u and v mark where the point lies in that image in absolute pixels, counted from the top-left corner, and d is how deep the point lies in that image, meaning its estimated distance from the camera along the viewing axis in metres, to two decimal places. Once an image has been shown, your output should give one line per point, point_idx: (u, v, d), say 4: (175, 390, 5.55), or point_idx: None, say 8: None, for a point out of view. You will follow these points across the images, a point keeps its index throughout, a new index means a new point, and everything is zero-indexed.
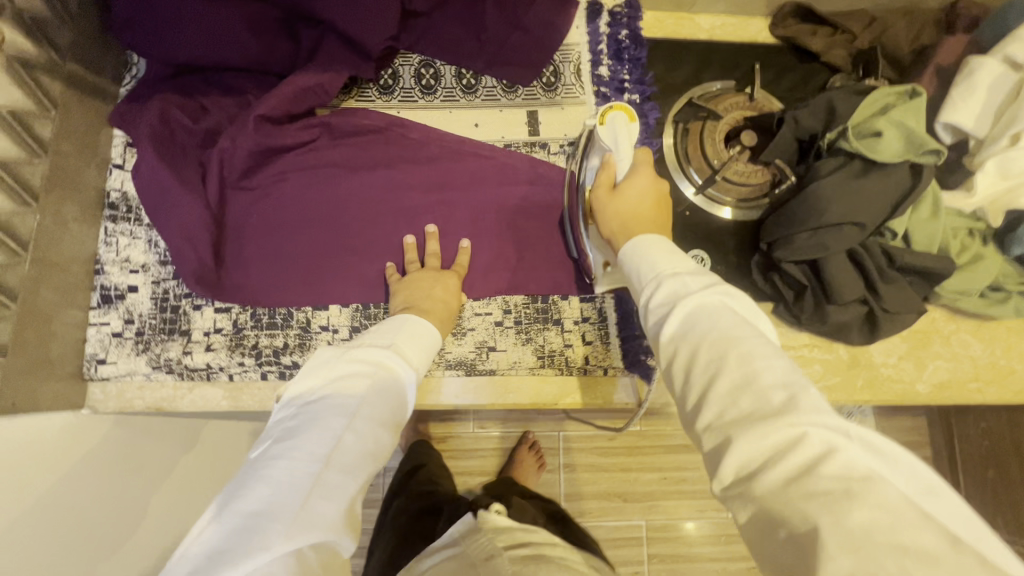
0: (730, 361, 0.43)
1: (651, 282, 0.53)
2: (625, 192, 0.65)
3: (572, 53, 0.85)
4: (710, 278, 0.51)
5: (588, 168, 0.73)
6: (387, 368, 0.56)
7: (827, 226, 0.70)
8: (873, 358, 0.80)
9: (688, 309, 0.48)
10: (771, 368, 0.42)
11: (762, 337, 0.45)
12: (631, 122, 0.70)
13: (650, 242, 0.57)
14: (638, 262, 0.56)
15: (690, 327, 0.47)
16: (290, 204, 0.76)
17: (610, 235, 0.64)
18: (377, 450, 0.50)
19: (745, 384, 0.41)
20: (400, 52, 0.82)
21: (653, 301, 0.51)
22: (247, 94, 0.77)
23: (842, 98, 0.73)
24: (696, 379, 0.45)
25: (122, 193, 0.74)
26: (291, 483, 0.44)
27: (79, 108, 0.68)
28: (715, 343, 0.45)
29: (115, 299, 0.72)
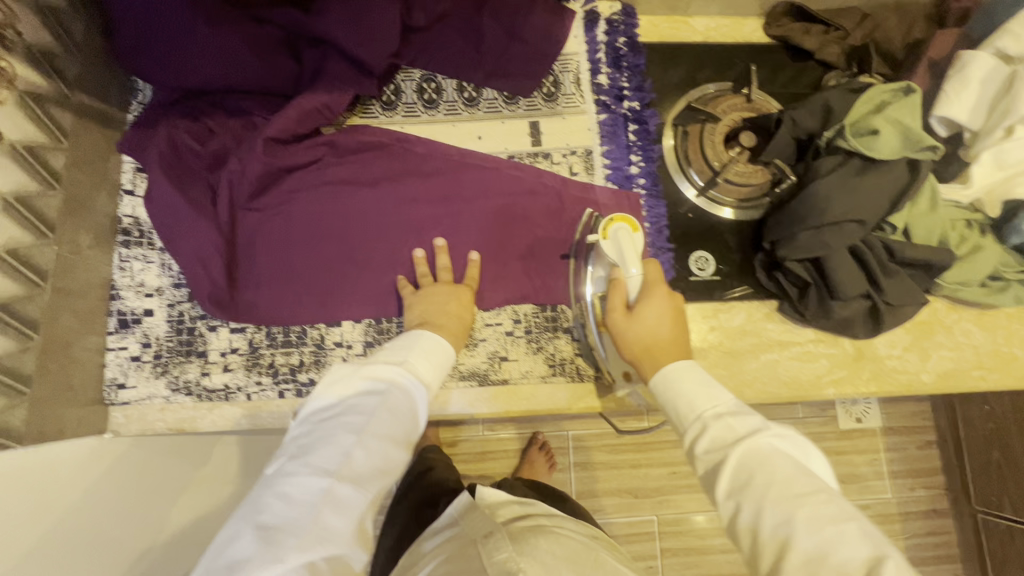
0: (798, 524, 0.45)
1: (696, 425, 0.55)
2: (643, 316, 0.65)
3: (571, 62, 0.86)
4: (756, 420, 0.53)
5: (593, 278, 0.72)
6: (400, 384, 0.58)
7: (828, 224, 0.71)
8: (877, 350, 0.81)
9: (740, 460, 0.50)
10: (841, 534, 0.44)
11: (821, 487, 0.48)
12: (634, 233, 0.69)
13: (679, 368, 0.60)
14: (676, 398, 0.58)
15: (749, 482, 0.49)
16: (299, 222, 0.77)
17: (633, 360, 0.65)
18: (386, 467, 0.53)
19: (819, 554, 0.43)
20: (402, 68, 0.83)
21: (698, 451, 0.53)
22: (253, 116, 0.77)
23: (838, 97, 0.75)
24: (764, 536, 0.46)
25: (134, 219, 0.75)
26: (304, 500, 0.48)
27: (89, 137, 0.69)
28: (778, 507, 0.46)
29: (132, 323, 0.73)
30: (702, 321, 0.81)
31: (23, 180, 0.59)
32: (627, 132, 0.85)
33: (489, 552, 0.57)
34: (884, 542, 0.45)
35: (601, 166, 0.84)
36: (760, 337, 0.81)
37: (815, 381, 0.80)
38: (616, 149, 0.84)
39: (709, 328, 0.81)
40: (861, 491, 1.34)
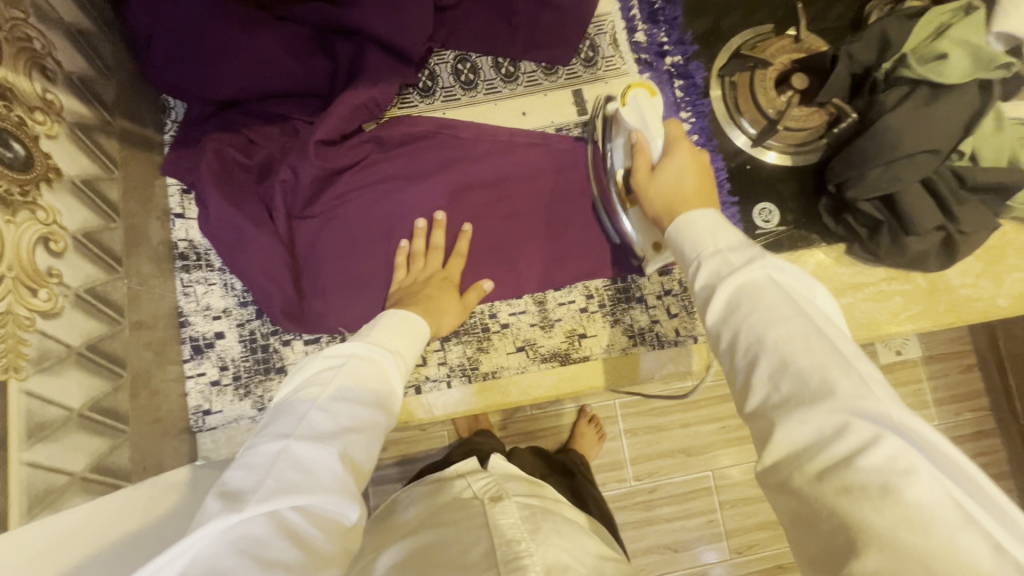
0: (770, 345, 0.39)
1: (692, 260, 0.47)
2: (664, 171, 0.59)
3: (606, 23, 0.83)
4: (755, 249, 0.45)
5: (615, 153, 0.69)
6: (363, 353, 0.53)
7: (900, 158, 0.69)
8: (950, 281, 0.80)
9: (740, 286, 0.43)
10: (808, 351, 0.38)
11: (817, 323, 0.40)
12: (653, 96, 0.65)
13: (693, 220, 0.50)
14: (682, 240, 0.50)
15: (735, 307, 0.42)
16: (356, 224, 0.75)
17: (657, 218, 0.59)
18: (357, 424, 0.47)
19: (783, 369, 0.38)
20: (435, 51, 0.80)
21: (696, 283, 0.46)
22: (293, 120, 0.74)
23: (896, 25, 0.72)
24: (741, 361, 0.41)
25: (189, 242, 0.73)
26: (261, 463, 0.41)
27: (135, 164, 0.67)
28: (755, 326, 0.40)
29: (205, 348, 0.71)
30: None
31: (88, 215, 0.57)
32: (673, 88, 0.83)
33: (494, 514, 0.57)
34: (868, 369, 0.37)
35: None
36: (832, 283, 0.80)
37: (891, 319, 0.79)
38: (664, 108, 0.83)
39: None
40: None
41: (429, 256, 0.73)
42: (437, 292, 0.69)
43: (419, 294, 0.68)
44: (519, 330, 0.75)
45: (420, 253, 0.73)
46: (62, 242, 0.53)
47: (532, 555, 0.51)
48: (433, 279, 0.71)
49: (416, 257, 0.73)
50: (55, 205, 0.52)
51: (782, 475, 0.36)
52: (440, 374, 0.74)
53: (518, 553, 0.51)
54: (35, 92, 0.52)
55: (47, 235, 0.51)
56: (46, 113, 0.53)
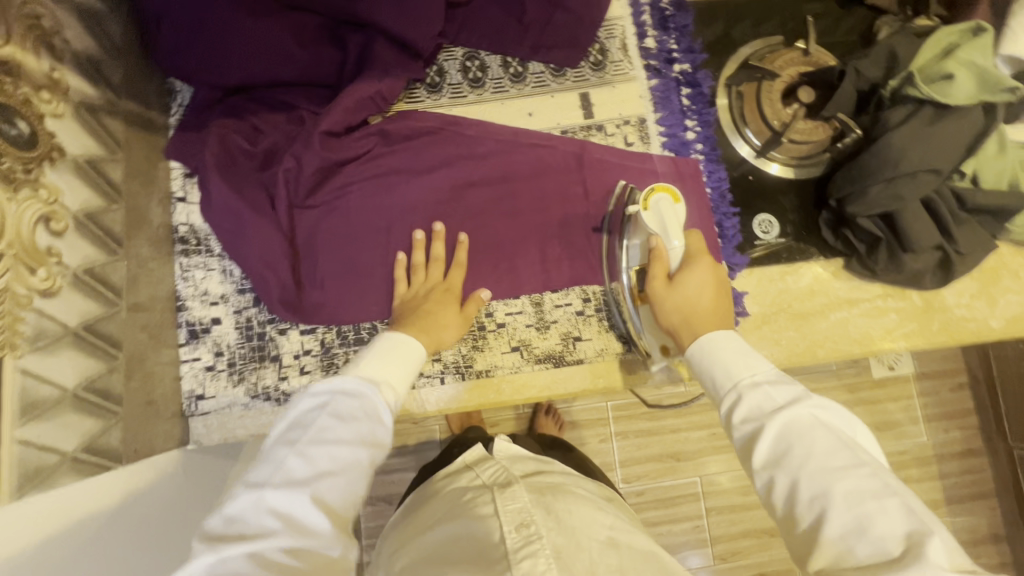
0: (830, 497, 0.44)
1: (730, 392, 0.53)
2: (684, 286, 0.63)
3: (616, 27, 0.83)
4: (797, 390, 0.50)
5: (631, 252, 0.72)
6: (347, 389, 0.54)
7: (901, 176, 0.70)
8: (945, 300, 0.81)
9: (782, 430, 0.48)
10: (883, 510, 0.43)
11: (860, 464, 0.45)
12: (676, 203, 0.67)
13: (718, 341, 0.57)
14: (712, 369, 0.56)
15: (784, 457, 0.47)
16: (357, 217, 0.75)
17: (671, 329, 0.64)
18: (335, 466, 0.49)
19: (858, 531, 0.42)
20: (445, 47, 0.80)
21: (735, 419, 0.51)
22: (299, 109, 0.74)
23: (904, 44, 0.73)
24: (798, 502, 0.46)
25: (190, 227, 0.73)
26: (242, 512, 0.45)
27: (138, 146, 0.67)
28: (816, 477, 0.45)
29: (201, 333, 0.71)
30: (770, 284, 0.80)
31: (89, 195, 0.57)
32: (680, 96, 0.83)
33: (502, 500, 0.58)
34: (930, 516, 0.42)
35: (656, 134, 0.82)
36: (829, 297, 0.80)
37: (885, 336, 0.80)
38: (670, 115, 0.82)
39: (779, 291, 0.80)
40: (897, 438, 1.31)
41: (430, 268, 0.73)
42: (438, 307, 0.69)
43: (422, 310, 0.69)
44: (515, 329, 0.75)
45: (422, 262, 0.73)
46: (64, 222, 0.53)
47: (542, 539, 0.52)
48: (436, 290, 0.71)
49: (417, 269, 0.73)
50: (57, 184, 0.52)
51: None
52: (434, 370, 0.74)
53: (529, 537, 0.52)
54: (42, 70, 0.52)
55: (48, 215, 0.50)
56: (53, 92, 0.53)
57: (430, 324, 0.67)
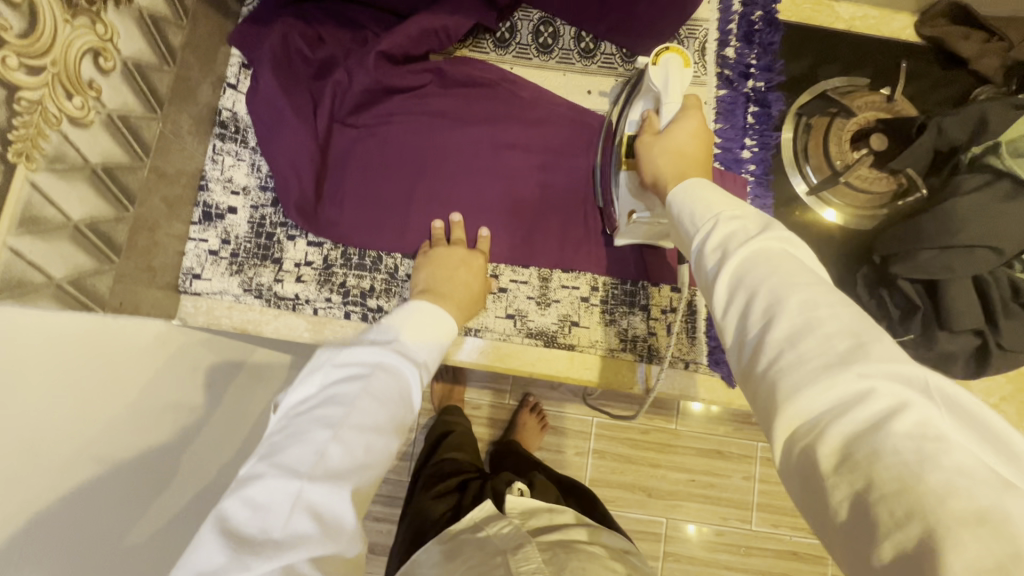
0: (790, 309, 0.35)
1: (704, 224, 0.44)
2: (675, 132, 0.59)
3: (698, 29, 0.81)
4: (768, 219, 0.42)
5: (631, 117, 0.68)
6: (384, 369, 0.52)
7: (957, 247, 0.65)
8: (971, 394, 0.75)
9: (749, 257, 0.39)
10: (836, 318, 0.34)
11: (815, 279, 0.38)
12: (685, 68, 0.63)
13: (697, 186, 0.49)
14: (689, 205, 0.47)
15: (747, 276, 0.39)
16: (392, 147, 0.74)
17: (655, 176, 0.57)
18: (372, 460, 0.47)
19: (807, 331, 0.34)
20: (521, 5, 0.79)
21: (709, 245, 0.42)
22: (365, 29, 0.75)
23: (999, 110, 0.66)
24: (752, 320, 0.37)
25: (233, 114, 0.74)
26: (270, 506, 0.41)
27: (205, 22, 0.68)
28: (774, 288, 0.37)
29: (215, 218, 0.72)
30: None
31: (143, 48, 0.58)
32: (746, 112, 0.80)
33: (518, 562, 0.54)
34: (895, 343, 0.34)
35: (710, 145, 0.79)
36: None
37: None
38: (730, 129, 0.79)
39: None
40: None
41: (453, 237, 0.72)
42: (471, 279, 0.68)
43: (454, 281, 0.67)
44: (515, 298, 0.74)
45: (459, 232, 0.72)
46: (112, 62, 0.54)
47: None
48: (471, 262, 0.69)
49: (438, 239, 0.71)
50: (115, 25, 0.54)
51: (798, 454, 0.32)
52: None
53: None
54: None
55: (98, 49, 0.52)
56: None
57: (463, 288, 0.67)
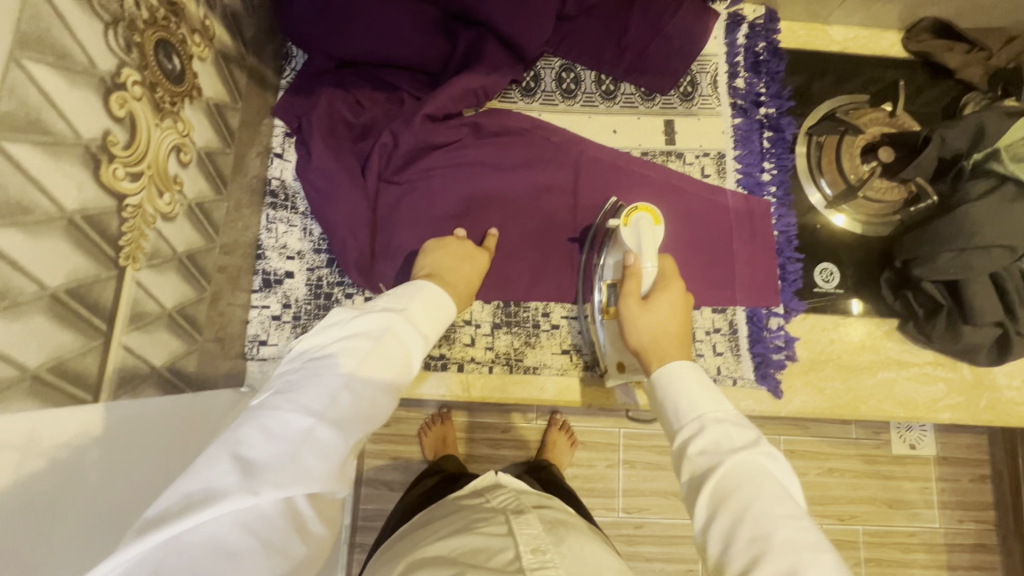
0: (772, 543, 0.41)
1: (691, 422, 0.50)
2: (657, 308, 0.63)
3: (709, 63, 0.86)
4: (753, 434, 0.48)
5: (607, 265, 0.71)
6: (396, 331, 0.50)
7: (975, 248, 0.70)
8: (996, 379, 0.80)
9: (730, 472, 0.45)
10: (812, 563, 0.39)
11: (789, 498, 0.44)
12: (656, 225, 0.69)
13: (683, 371, 0.54)
14: (675, 397, 0.52)
15: (729, 493, 0.44)
16: (435, 198, 0.77)
17: (638, 350, 0.62)
18: (373, 413, 0.46)
19: (789, 572, 0.39)
20: (543, 56, 0.84)
21: (690, 451, 0.48)
22: (400, 90, 0.79)
23: (995, 119, 0.71)
24: (735, 545, 0.42)
25: (282, 182, 0.77)
26: (281, 438, 0.40)
27: (253, 100, 0.72)
28: (759, 513, 0.42)
29: (274, 284, 0.75)
30: (822, 333, 0.81)
31: (211, 136, 0.61)
32: (761, 138, 0.85)
33: (519, 524, 0.55)
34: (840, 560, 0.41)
35: (733, 171, 0.84)
36: (879, 355, 0.81)
37: (929, 405, 0.79)
38: (748, 155, 0.84)
39: (828, 340, 0.81)
40: (907, 519, 1.13)
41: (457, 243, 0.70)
42: (474, 273, 0.68)
43: (457, 272, 0.66)
44: (568, 333, 0.77)
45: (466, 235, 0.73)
46: (189, 155, 0.57)
47: (557, 567, 0.48)
48: (476, 259, 0.69)
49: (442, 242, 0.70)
50: (191, 120, 0.56)
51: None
52: (485, 357, 0.76)
53: (545, 562, 0.48)
54: (198, 16, 0.57)
55: (179, 146, 0.54)
56: (202, 38, 0.58)
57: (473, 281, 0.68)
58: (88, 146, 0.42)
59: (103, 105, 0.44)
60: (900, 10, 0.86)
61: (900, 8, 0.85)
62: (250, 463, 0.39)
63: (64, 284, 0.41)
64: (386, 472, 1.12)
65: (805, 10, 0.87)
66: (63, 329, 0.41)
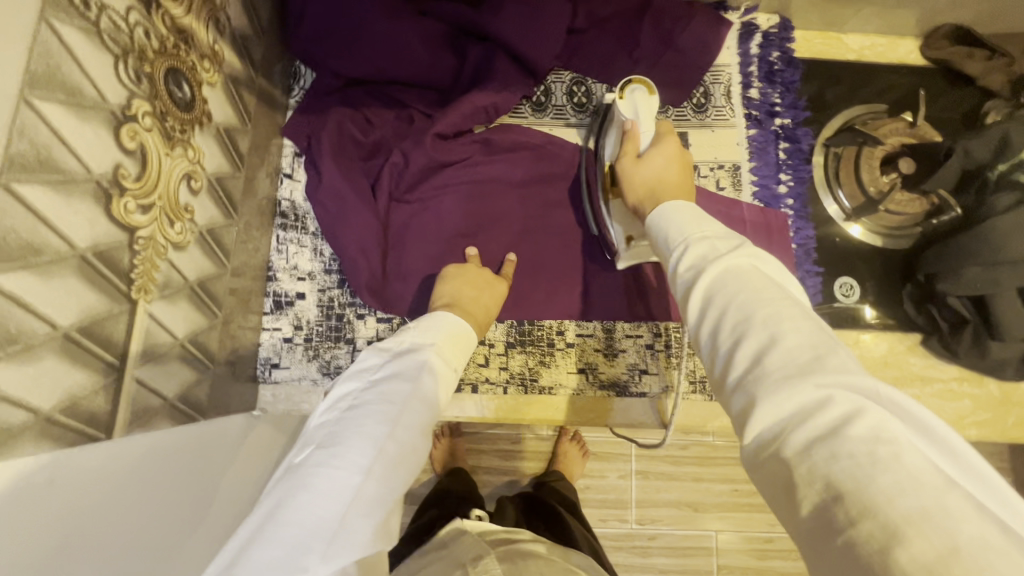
0: (755, 322, 0.36)
1: (678, 244, 0.45)
2: (651, 158, 0.61)
3: (722, 74, 0.85)
4: (740, 241, 0.43)
5: (608, 146, 0.71)
6: (429, 371, 0.48)
7: (1003, 263, 0.67)
8: None
9: (721, 272, 0.40)
10: (796, 331, 0.35)
11: (786, 299, 0.38)
12: (652, 96, 0.66)
13: (677, 208, 0.50)
14: (666, 229, 0.48)
15: (716, 293, 0.40)
16: (446, 216, 0.76)
17: (636, 205, 0.60)
18: (416, 460, 0.43)
19: (770, 345, 0.35)
20: (554, 69, 0.83)
21: (679, 268, 0.43)
22: (410, 107, 0.78)
23: (1020, 128, 0.68)
24: (722, 338, 0.37)
25: (292, 202, 0.76)
26: (330, 498, 0.37)
27: (263, 121, 0.71)
28: (742, 304, 0.37)
29: (285, 306, 0.74)
30: None
31: (221, 161, 0.61)
32: (777, 149, 0.83)
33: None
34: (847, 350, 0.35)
35: (748, 183, 0.83)
36: (902, 371, 0.79)
37: (955, 421, 0.77)
38: (764, 167, 0.83)
39: None
40: None
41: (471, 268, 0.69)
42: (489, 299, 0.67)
43: (470, 297, 0.65)
44: (583, 352, 0.76)
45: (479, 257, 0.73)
46: (200, 182, 0.56)
47: None
48: (493, 286, 0.68)
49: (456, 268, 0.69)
50: (201, 147, 0.56)
51: (765, 458, 0.32)
52: (499, 378, 0.75)
53: None
54: (208, 41, 0.57)
55: (190, 174, 0.54)
56: (211, 62, 0.58)
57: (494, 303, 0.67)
58: (99, 181, 0.41)
59: (113, 138, 0.43)
60: (919, 17, 0.84)
61: (919, 15, 0.83)
62: (300, 529, 0.36)
63: (76, 323, 0.40)
64: None
65: (821, 18, 0.85)
66: (75, 368, 0.40)
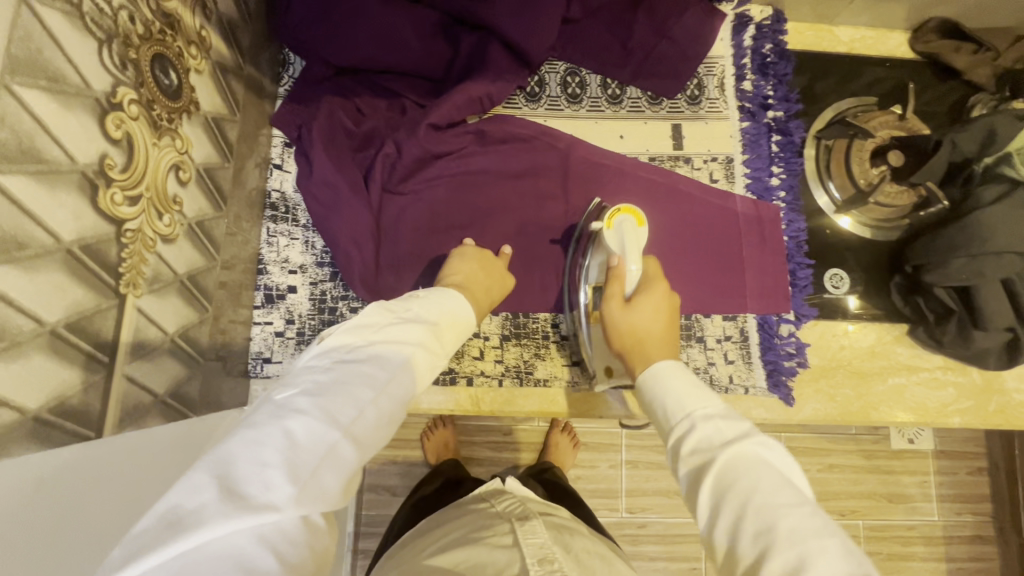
0: (777, 534, 0.37)
1: (682, 421, 0.48)
2: (638, 308, 0.63)
3: (716, 66, 0.85)
4: (745, 425, 0.45)
5: (591, 268, 0.71)
6: (423, 345, 0.48)
7: (987, 253, 0.69)
8: (1005, 383, 0.80)
9: (727, 463, 0.42)
10: (823, 551, 0.36)
11: (795, 491, 0.40)
12: (638, 227, 0.69)
13: (671, 372, 0.54)
14: (666, 400, 0.51)
15: (728, 487, 0.41)
16: (440, 208, 0.76)
17: (624, 351, 0.63)
18: (391, 428, 0.43)
19: (796, 567, 0.35)
20: (548, 60, 0.82)
21: (682, 449, 0.46)
22: (403, 97, 0.77)
23: (1007, 122, 0.70)
24: (743, 541, 0.39)
25: (281, 194, 0.75)
26: (306, 446, 0.37)
27: (252, 110, 0.69)
28: (759, 506, 0.39)
29: (276, 299, 0.73)
30: (832, 340, 0.81)
31: (210, 151, 0.59)
32: (770, 142, 0.84)
33: (524, 533, 0.52)
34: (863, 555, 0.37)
35: (741, 175, 0.83)
36: (888, 360, 0.80)
37: (939, 410, 0.79)
38: (757, 159, 0.83)
39: (838, 346, 0.81)
40: (907, 513, 1.13)
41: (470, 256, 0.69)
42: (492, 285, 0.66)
43: (477, 283, 0.64)
44: (578, 344, 0.76)
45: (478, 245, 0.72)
46: (188, 173, 0.54)
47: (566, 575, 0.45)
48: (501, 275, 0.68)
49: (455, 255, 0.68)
50: (189, 137, 0.54)
51: None
52: (494, 370, 0.75)
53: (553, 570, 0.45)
54: (194, 27, 0.55)
55: (178, 164, 0.52)
56: (198, 49, 0.56)
57: (491, 289, 0.66)
58: (84, 171, 0.40)
59: (99, 127, 0.41)
60: (907, 11, 0.85)
61: (908, 9, 0.84)
62: (274, 467, 0.35)
63: (64, 319, 0.39)
64: (387, 479, 1.11)
65: (813, 10, 0.86)
66: (64, 366, 0.39)
